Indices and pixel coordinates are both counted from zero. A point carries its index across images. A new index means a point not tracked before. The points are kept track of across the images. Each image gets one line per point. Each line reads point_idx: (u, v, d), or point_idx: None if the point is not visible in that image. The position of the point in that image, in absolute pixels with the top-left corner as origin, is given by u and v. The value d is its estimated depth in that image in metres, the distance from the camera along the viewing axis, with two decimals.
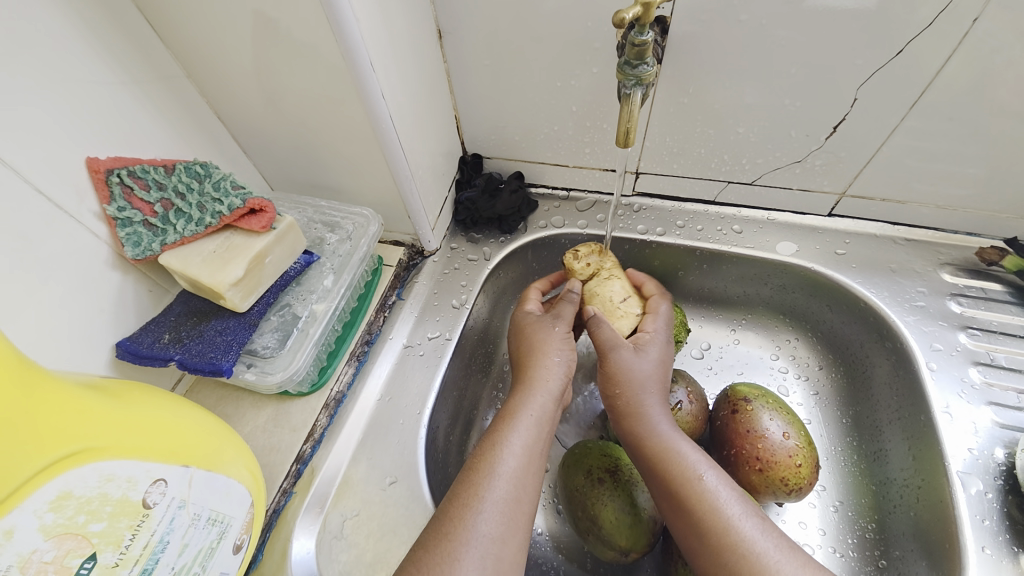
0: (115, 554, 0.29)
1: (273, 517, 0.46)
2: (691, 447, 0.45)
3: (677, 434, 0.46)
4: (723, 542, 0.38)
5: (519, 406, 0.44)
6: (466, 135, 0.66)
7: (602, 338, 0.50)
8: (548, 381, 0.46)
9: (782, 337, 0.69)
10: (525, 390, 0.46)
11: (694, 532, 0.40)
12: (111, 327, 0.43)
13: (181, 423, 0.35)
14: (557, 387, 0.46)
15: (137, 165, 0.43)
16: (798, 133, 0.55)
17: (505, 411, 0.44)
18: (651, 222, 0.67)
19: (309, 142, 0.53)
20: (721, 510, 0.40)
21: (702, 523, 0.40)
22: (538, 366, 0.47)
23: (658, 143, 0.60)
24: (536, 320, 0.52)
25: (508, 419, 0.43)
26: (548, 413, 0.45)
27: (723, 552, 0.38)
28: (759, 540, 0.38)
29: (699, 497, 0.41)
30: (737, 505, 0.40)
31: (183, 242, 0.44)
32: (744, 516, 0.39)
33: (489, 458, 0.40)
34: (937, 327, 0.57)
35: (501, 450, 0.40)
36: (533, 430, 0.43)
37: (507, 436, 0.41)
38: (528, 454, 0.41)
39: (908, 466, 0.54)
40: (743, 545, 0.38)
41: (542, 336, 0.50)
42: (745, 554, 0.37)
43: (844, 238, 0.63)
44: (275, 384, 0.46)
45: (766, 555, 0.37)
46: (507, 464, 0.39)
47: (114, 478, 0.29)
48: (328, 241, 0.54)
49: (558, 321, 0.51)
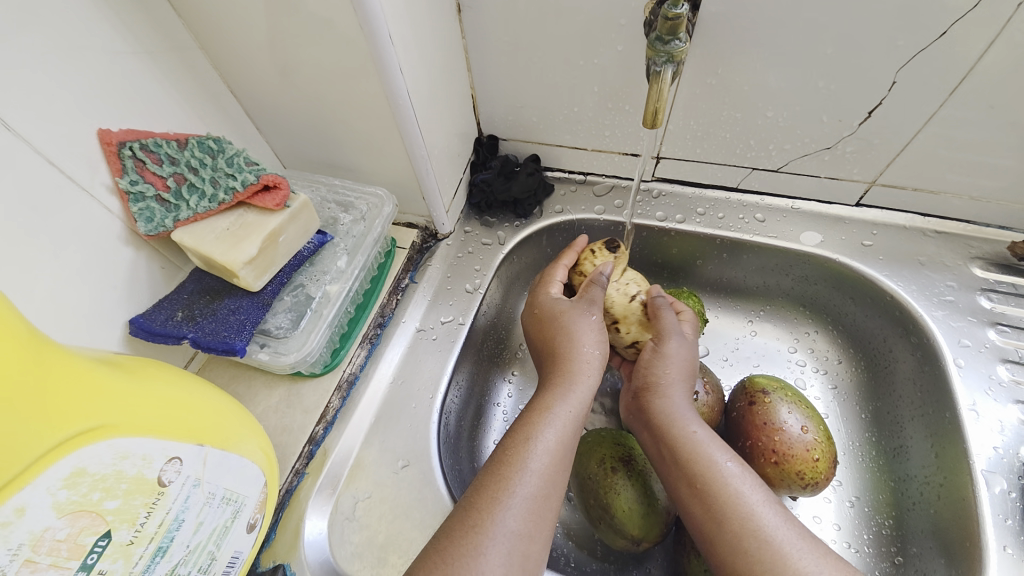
0: (129, 532, 0.29)
1: (286, 497, 0.46)
2: (707, 432, 0.43)
3: (695, 419, 0.45)
4: (745, 528, 0.37)
5: (555, 400, 0.43)
6: (483, 115, 0.64)
7: (664, 319, 0.50)
8: (583, 374, 0.45)
9: (801, 330, 0.67)
10: (564, 383, 0.44)
11: (713, 517, 0.39)
12: (124, 304, 0.43)
13: (197, 402, 0.35)
14: (595, 385, 0.45)
15: (150, 138, 0.42)
16: (830, 118, 0.53)
17: (538, 404, 0.43)
18: (671, 208, 0.66)
19: (324, 118, 0.51)
20: (742, 495, 0.39)
21: (721, 508, 0.38)
22: (579, 360, 0.46)
23: (682, 126, 0.58)
24: (570, 306, 0.50)
25: (543, 412, 0.42)
26: (585, 408, 0.44)
27: (745, 538, 0.37)
28: (780, 529, 0.37)
29: (722, 483, 0.40)
30: (757, 493, 0.39)
31: (197, 219, 0.43)
32: (765, 503, 0.38)
33: (522, 452, 0.39)
34: (965, 323, 0.55)
35: (534, 444, 0.39)
36: (569, 425, 0.42)
37: (540, 430, 0.40)
38: (561, 450, 0.40)
39: (930, 463, 0.53)
40: (762, 533, 0.36)
41: (580, 326, 0.48)
42: (766, 543, 0.36)
43: (872, 229, 0.61)
44: (288, 365, 0.46)
45: (786, 544, 0.36)
46: (540, 460, 0.38)
47: (130, 456, 0.29)
48: (341, 222, 0.53)
49: (595, 308, 0.49)
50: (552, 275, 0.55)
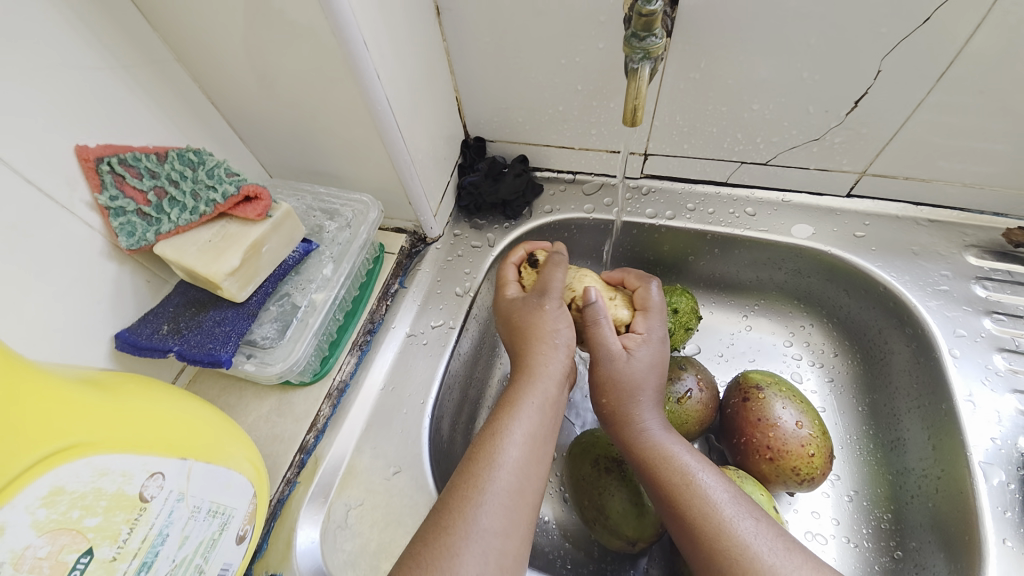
0: (112, 548, 0.29)
1: (278, 507, 0.46)
2: (683, 449, 0.43)
3: (670, 435, 0.44)
4: (716, 547, 0.37)
5: (520, 393, 0.43)
6: (468, 117, 0.64)
7: (596, 334, 0.48)
8: (549, 367, 0.45)
9: (796, 323, 0.67)
10: (526, 377, 0.44)
11: (689, 533, 0.38)
12: (110, 319, 0.43)
13: (177, 415, 0.35)
14: (558, 373, 0.45)
15: (128, 152, 0.42)
16: (816, 108, 0.52)
17: (505, 399, 0.43)
18: (661, 205, 0.65)
19: (306, 125, 0.51)
20: (715, 512, 0.38)
21: (693, 524, 0.38)
22: (537, 354, 0.45)
23: (668, 122, 0.57)
24: (523, 302, 0.49)
25: (509, 407, 0.41)
26: (553, 402, 0.43)
27: (716, 556, 0.36)
28: (755, 541, 0.36)
29: (694, 499, 0.39)
30: (731, 507, 0.38)
31: (178, 232, 0.43)
32: (740, 516, 0.38)
33: (490, 448, 0.39)
34: (961, 312, 0.55)
35: (502, 440, 0.39)
36: (536, 418, 0.41)
37: (507, 426, 0.40)
38: (530, 443, 0.40)
39: (927, 456, 0.52)
40: (733, 550, 0.36)
41: (536, 322, 0.47)
42: (738, 559, 0.35)
43: (864, 220, 0.61)
44: (276, 375, 0.46)
45: (760, 560, 0.35)
46: (509, 455, 0.38)
47: (109, 472, 0.29)
48: (327, 229, 0.53)
49: (549, 297, 0.48)
50: (505, 280, 0.53)
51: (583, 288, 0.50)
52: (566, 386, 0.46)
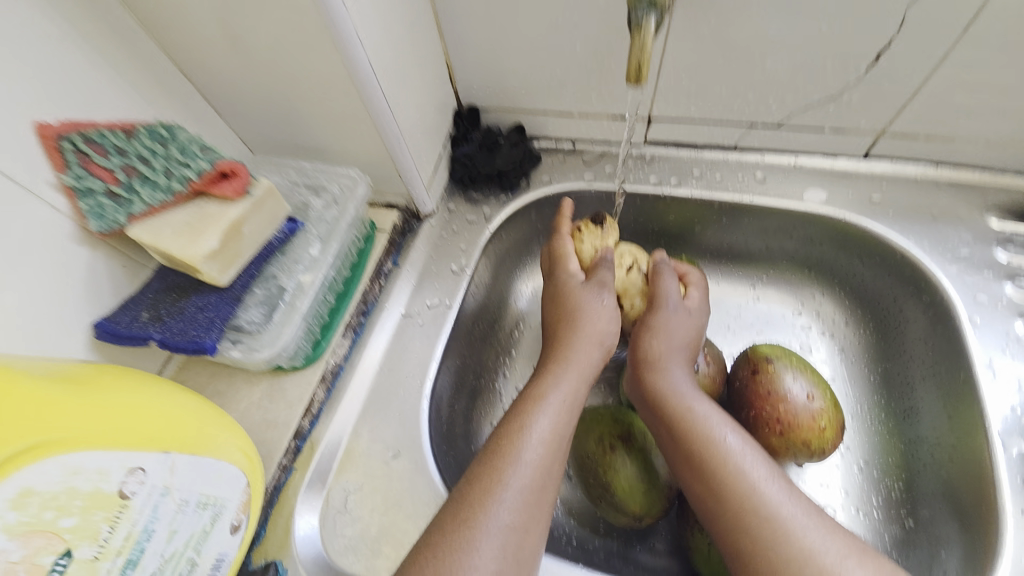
0: (93, 547, 0.28)
1: (275, 495, 0.44)
2: (710, 407, 0.41)
3: (696, 393, 0.43)
4: (747, 505, 0.35)
5: (548, 388, 0.41)
6: (460, 84, 0.60)
7: (660, 288, 0.48)
8: (582, 364, 0.43)
9: (806, 293, 0.64)
10: (557, 371, 0.42)
11: (715, 494, 0.37)
12: (86, 307, 0.41)
13: (156, 407, 0.33)
14: (592, 372, 0.44)
15: (93, 129, 0.39)
16: (834, 62, 0.48)
17: (529, 392, 0.41)
18: (665, 172, 0.62)
19: (285, 95, 0.47)
20: (745, 472, 0.37)
21: (722, 485, 0.37)
22: (576, 350, 0.44)
23: (673, 82, 0.53)
24: (582, 288, 0.47)
25: (536, 401, 0.40)
26: (581, 396, 0.42)
27: (746, 515, 0.35)
28: (785, 503, 0.35)
29: (725, 456, 0.38)
30: (762, 468, 0.37)
31: (152, 213, 0.40)
32: (770, 478, 0.36)
33: (515, 442, 0.37)
34: (981, 278, 0.52)
35: (527, 434, 0.38)
36: (562, 414, 0.40)
37: (533, 419, 0.38)
38: (556, 439, 0.38)
39: (941, 424, 0.51)
40: (765, 509, 0.35)
41: (588, 312, 0.46)
42: (772, 519, 0.34)
43: (880, 183, 0.57)
44: (264, 361, 0.44)
45: (793, 521, 0.34)
46: (533, 452, 0.37)
47: (83, 470, 0.27)
48: (312, 207, 0.50)
49: (606, 291, 0.47)
50: (564, 249, 0.50)
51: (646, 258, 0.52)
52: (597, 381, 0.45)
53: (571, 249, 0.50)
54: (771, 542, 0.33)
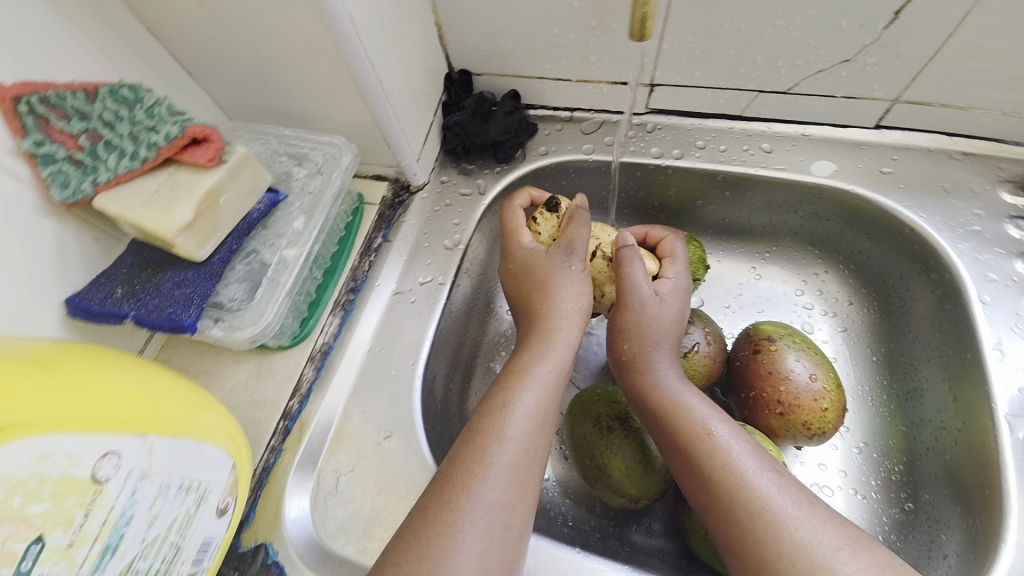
0: (67, 534, 0.26)
1: (264, 475, 0.44)
2: (700, 401, 0.40)
3: (686, 387, 0.42)
4: (737, 499, 0.34)
5: (531, 360, 0.40)
6: (451, 47, 0.56)
7: (625, 275, 0.44)
8: (564, 335, 0.41)
9: (810, 270, 0.63)
10: (539, 343, 0.41)
11: (705, 487, 0.36)
12: (56, 284, 0.38)
13: (128, 389, 0.32)
14: (574, 341, 0.42)
15: (50, 90, 0.36)
16: (850, 23, 0.45)
17: (513, 366, 0.40)
18: (668, 143, 0.59)
19: (261, 56, 0.44)
20: (734, 464, 0.35)
21: (712, 478, 0.36)
22: (555, 320, 0.42)
23: (678, 45, 0.50)
24: (547, 256, 0.44)
25: (519, 375, 0.38)
26: (564, 368, 0.40)
27: (736, 509, 0.34)
28: (776, 496, 0.33)
29: (714, 449, 0.37)
30: (751, 460, 0.36)
31: (119, 181, 0.37)
32: (760, 470, 0.35)
33: (498, 420, 0.36)
34: (993, 255, 0.50)
35: (511, 411, 0.36)
36: (548, 387, 0.38)
37: (517, 395, 0.37)
38: (540, 413, 0.37)
39: (947, 407, 0.50)
40: (755, 502, 0.33)
41: (560, 285, 0.43)
42: (761, 512, 0.33)
43: (892, 154, 0.55)
44: (247, 340, 0.42)
45: (782, 513, 0.32)
46: (517, 428, 0.36)
47: (50, 455, 0.26)
48: (295, 177, 0.47)
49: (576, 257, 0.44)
50: (515, 223, 0.48)
51: (610, 237, 0.47)
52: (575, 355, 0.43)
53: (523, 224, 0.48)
54: (763, 535, 0.32)
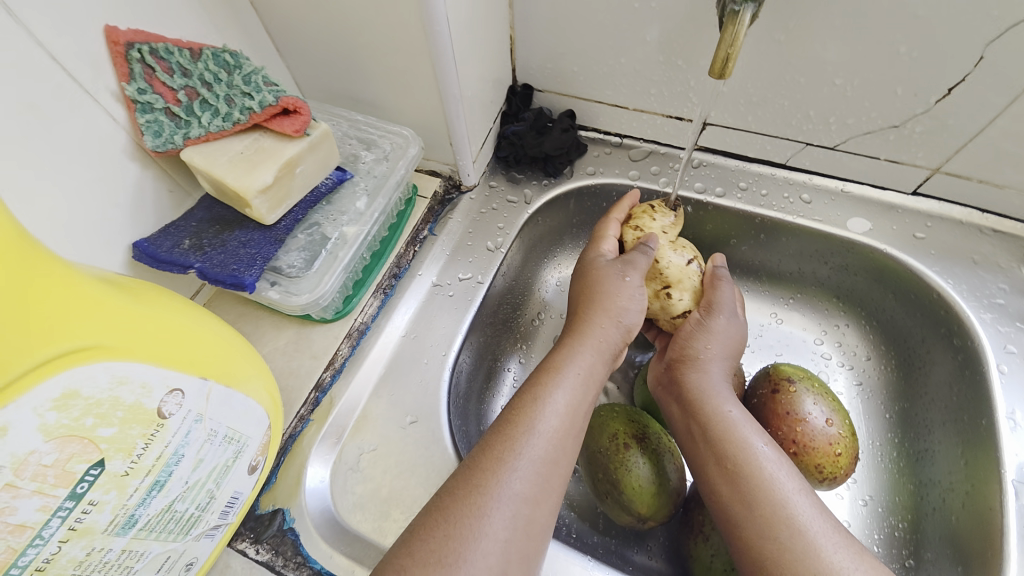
0: (125, 462, 0.27)
1: (289, 443, 0.45)
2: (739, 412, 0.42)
3: (729, 399, 0.43)
4: (779, 514, 0.35)
5: (564, 360, 0.41)
6: (519, 61, 0.59)
7: (718, 292, 0.49)
8: (600, 340, 0.43)
9: (831, 322, 0.64)
10: (573, 343, 0.42)
11: (744, 499, 0.37)
12: (128, 225, 0.40)
13: (199, 331, 0.32)
14: (609, 349, 0.43)
15: (161, 43, 0.38)
16: (904, 91, 0.48)
17: (548, 363, 0.41)
18: (711, 180, 0.61)
19: (350, 43, 0.46)
20: (776, 482, 0.37)
21: (752, 492, 0.37)
22: (595, 324, 0.43)
23: (737, 88, 0.53)
24: (606, 265, 0.47)
25: (553, 373, 0.40)
26: (597, 372, 0.42)
27: (775, 524, 0.35)
28: (814, 518, 0.35)
29: (757, 466, 0.38)
30: (791, 481, 0.37)
31: (208, 139, 0.39)
32: (798, 491, 0.36)
33: (529, 413, 0.37)
34: (1015, 329, 0.52)
35: (543, 405, 0.37)
36: (579, 389, 0.39)
37: (549, 392, 0.38)
38: (571, 413, 0.38)
39: (956, 470, 0.51)
40: (795, 520, 0.35)
41: (614, 288, 0.45)
42: (800, 531, 0.34)
43: (925, 221, 0.57)
44: (299, 307, 0.43)
45: (821, 536, 0.34)
46: (548, 423, 0.37)
47: (127, 382, 0.27)
48: (362, 160, 0.49)
49: (630, 270, 0.46)
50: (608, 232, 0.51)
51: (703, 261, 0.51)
52: (613, 364, 0.44)
53: (615, 233, 0.51)
54: (801, 553, 0.33)
